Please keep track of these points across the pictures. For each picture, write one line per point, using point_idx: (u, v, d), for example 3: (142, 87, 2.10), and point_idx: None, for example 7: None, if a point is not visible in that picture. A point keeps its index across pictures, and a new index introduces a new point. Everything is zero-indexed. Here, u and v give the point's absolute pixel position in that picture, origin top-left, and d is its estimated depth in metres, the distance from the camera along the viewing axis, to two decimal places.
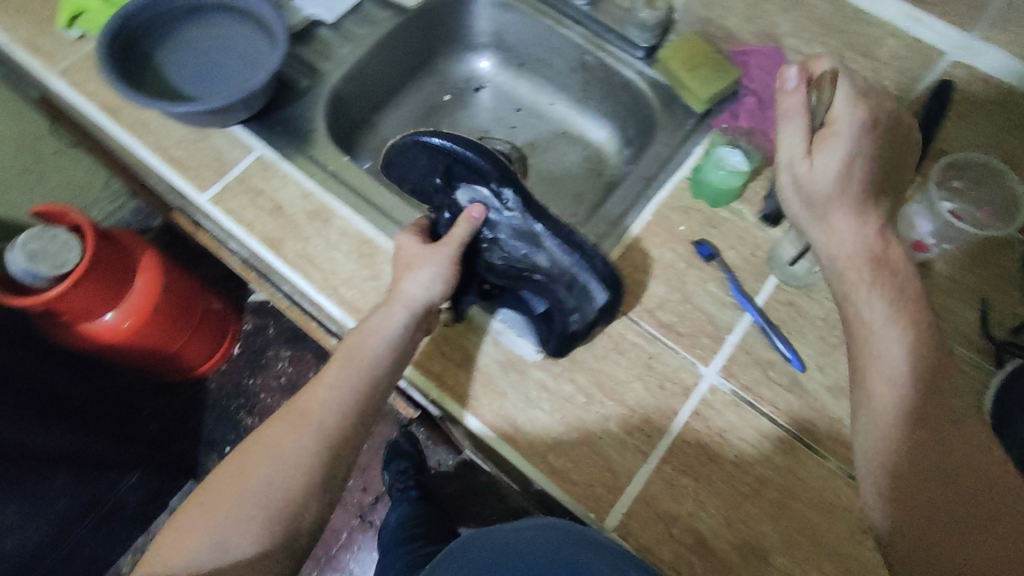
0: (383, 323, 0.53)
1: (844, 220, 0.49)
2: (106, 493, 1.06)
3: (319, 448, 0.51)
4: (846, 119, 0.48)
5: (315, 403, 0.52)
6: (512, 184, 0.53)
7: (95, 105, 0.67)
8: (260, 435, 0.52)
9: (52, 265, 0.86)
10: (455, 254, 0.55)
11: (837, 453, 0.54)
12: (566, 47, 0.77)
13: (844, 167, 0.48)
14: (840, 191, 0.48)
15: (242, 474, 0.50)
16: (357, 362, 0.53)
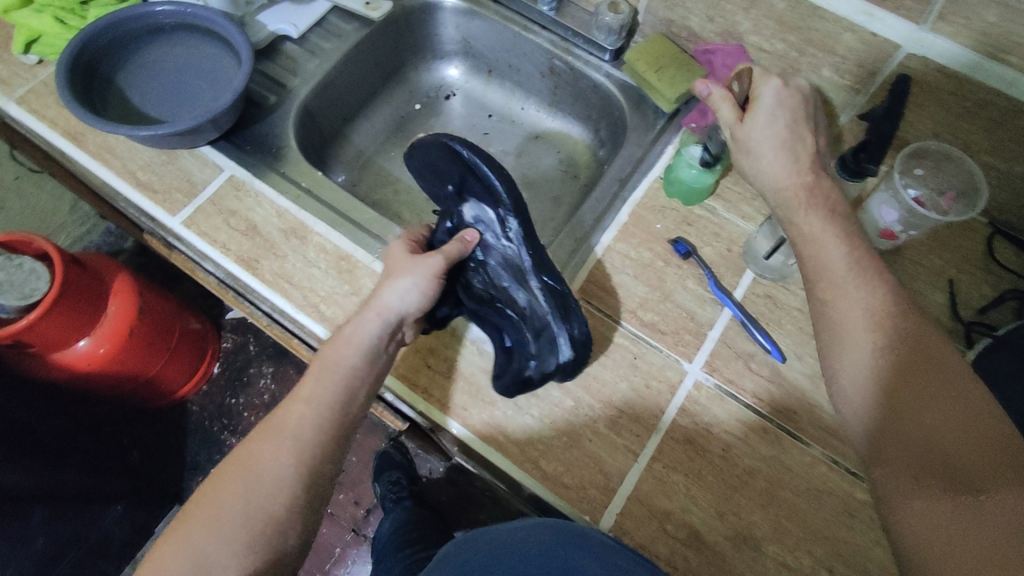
0: (359, 331, 0.51)
1: (780, 166, 0.53)
2: (87, 529, 1.04)
3: (299, 466, 0.48)
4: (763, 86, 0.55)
5: (290, 417, 0.49)
6: (519, 214, 0.55)
7: (57, 131, 0.65)
8: (233, 457, 0.48)
9: (19, 295, 0.83)
10: (436, 269, 0.54)
11: (820, 439, 0.55)
12: (534, 52, 0.77)
13: (771, 118, 0.54)
14: (772, 137, 0.54)
15: (215, 501, 0.47)
16: (333, 371, 0.51)
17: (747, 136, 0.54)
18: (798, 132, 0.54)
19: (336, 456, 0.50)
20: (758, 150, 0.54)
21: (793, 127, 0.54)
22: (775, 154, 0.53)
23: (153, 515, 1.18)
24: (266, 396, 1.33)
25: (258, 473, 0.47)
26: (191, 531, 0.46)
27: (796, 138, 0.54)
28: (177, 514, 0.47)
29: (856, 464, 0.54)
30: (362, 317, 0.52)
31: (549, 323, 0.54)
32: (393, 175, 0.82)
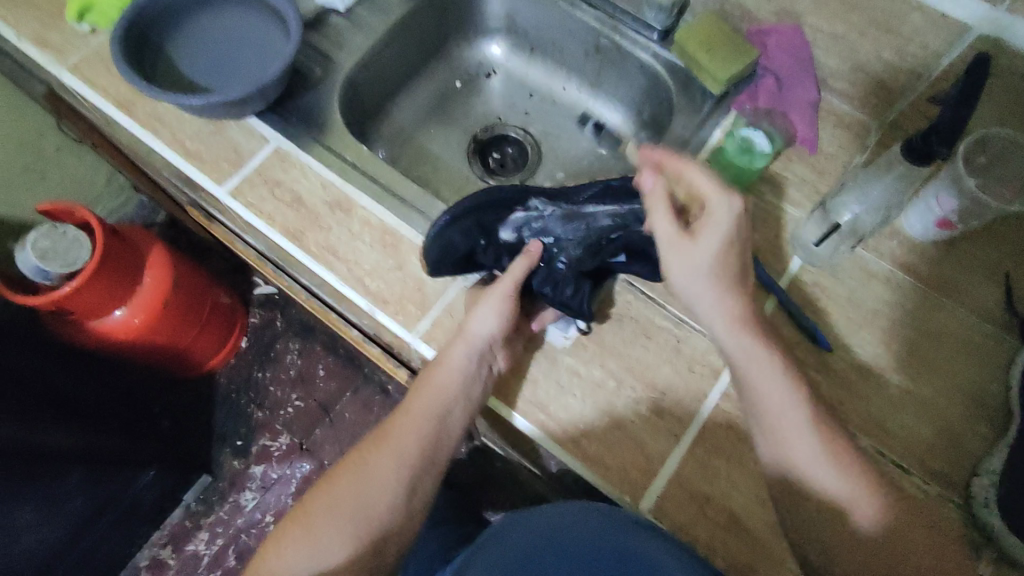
0: (450, 356, 0.53)
1: (721, 301, 0.50)
2: (121, 491, 1.06)
3: (401, 475, 0.53)
4: (721, 202, 0.50)
5: (396, 427, 0.54)
6: (528, 195, 0.57)
7: (107, 99, 0.66)
8: (347, 459, 0.55)
9: (62, 263, 0.85)
10: (508, 289, 0.54)
11: (868, 431, 0.54)
12: (581, 30, 0.76)
13: (720, 247, 0.49)
14: (714, 270, 0.50)
15: (330, 494, 0.53)
16: (430, 392, 0.54)
17: (691, 255, 0.50)
18: (744, 270, 0.51)
19: (434, 464, 0.55)
20: (700, 274, 0.50)
21: (739, 266, 0.51)
22: (712, 293, 0.50)
23: (183, 482, 1.21)
24: (293, 371, 1.35)
25: (368, 477, 0.53)
26: (315, 522, 0.52)
27: (743, 278, 0.51)
28: (296, 505, 0.54)
29: (902, 457, 0.53)
30: (452, 342, 0.54)
31: (637, 207, 0.56)
32: (431, 153, 0.81)
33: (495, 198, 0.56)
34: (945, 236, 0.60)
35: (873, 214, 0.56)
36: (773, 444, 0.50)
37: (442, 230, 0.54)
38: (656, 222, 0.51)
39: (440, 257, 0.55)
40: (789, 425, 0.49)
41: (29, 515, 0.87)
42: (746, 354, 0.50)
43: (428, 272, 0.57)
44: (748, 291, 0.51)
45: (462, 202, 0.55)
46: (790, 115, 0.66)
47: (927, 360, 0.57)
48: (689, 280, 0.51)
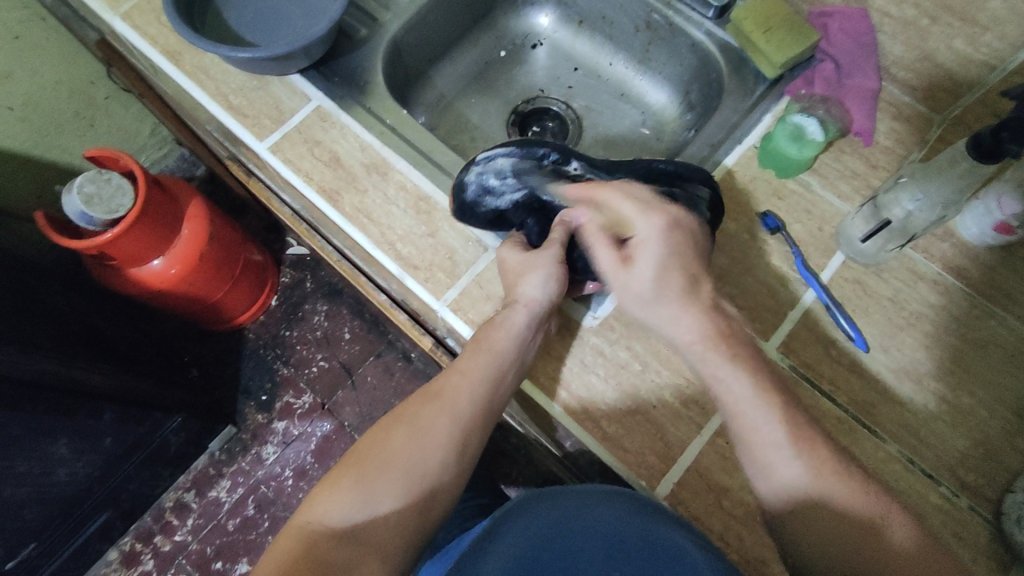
0: (509, 320, 0.52)
1: (675, 310, 0.49)
2: (150, 433, 1.10)
3: (455, 434, 0.51)
4: (644, 222, 0.50)
5: (450, 387, 0.52)
6: (572, 157, 0.57)
7: (156, 48, 0.67)
8: (399, 412, 0.52)
9: (106, 210, 0.87)
10: (558, 255, 0.54)
11: (898, 436, 0.53)
12: (633, 4, 0.73)
13: (659, 267, 0.49)
14: (663, 289, 0.49)
15: (382, 447, 0.50)
16: (486, 353, 0.52)
17: (636, 284, 0.49)
18: (694, 278, 0.49)
19: (483, 426, 0.53)
20: (654, 301, 0.49)
21: (687, 272, 0.49)
22: (675, 311, 0.48)
23: (208, 431, 1.25)
24: (319, 332, 1.38)
25: (422, 430, 0.51)
26: (366, 472, 0.49)
27: (693, 285, 0.49)
28: (344, 457, 0.51)
29: (933, 466, 0.52)
30: (508, 309, 0.53)
31: (677, 190, 0.55)
32: (470, 122, 0.80)
33: (537, 150, 0.56)
34: (1002, 242, 0.57)
35: (928, 210, 0.52)
36: (756, 462, 0.47)
37: (477, 169, 0.56)
38: (598, 257, 0.51)
39: (468, 201, 0.56)
40: (757, 420, 0.47)
41: (61, 447, 0.92)
42: (698, 350, 0.48)
43: (454, 214, 0.58)
44: (706, 297, 0.49)
45: (502, 149, 0.56)
46: (845, 104, 0.63)
47: (969, 369, 0.55)
48: (648, 309, 0.50)
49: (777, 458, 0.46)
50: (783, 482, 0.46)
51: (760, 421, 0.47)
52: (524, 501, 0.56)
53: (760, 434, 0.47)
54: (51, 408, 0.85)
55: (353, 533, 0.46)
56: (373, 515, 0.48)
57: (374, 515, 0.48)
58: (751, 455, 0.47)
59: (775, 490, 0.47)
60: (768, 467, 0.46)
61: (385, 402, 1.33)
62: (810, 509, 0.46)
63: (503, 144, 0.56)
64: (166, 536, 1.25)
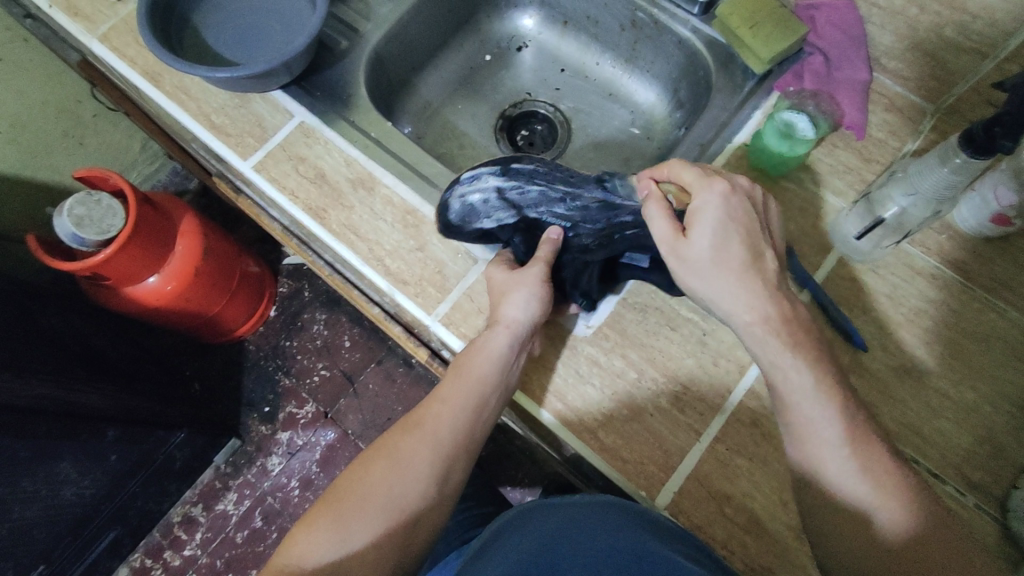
0: (490, 342, 0.51)
1: (731, 282, 0.45)
2: (155, 450, 1.10)
3: (436, 463, 0.50)
4: (706, 191, 0.47)
5: (430, 417, 0.52)
6: (559, 175, 0.55)
7: (136, 70, 0.66)
8: (377, 447, 0.52)
9: (97, 230, 0.86)
10: (543, 273, 0.53)
11: (900, 435, 0.52)
12: (617, 2, 0.72)
13: (720, 236, 0.46)
14: (722, 262, 0.45)
15: (359, 482, 0.50)
16: (468, 380, 0.51)
17: (696, 256, 0.46)
18: (757, 252, 0.46)
19: (465, 455, 0.52)
20: (715, 271, 0.46)
21: (749, 244, 0.46)
22: (728, 281, 0.45)
23: (213, 444, 1.25)
24: (319, 341, 1.37)
25: (401, 463, 0.50)
26: (342, 510, 0.48)
27: (756, 259, 0.46)
28: (322, 495, 0.50)
29: (937, 464, 0.51)
30: (491, 330, 0.52)
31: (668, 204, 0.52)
32: (458, 129, 0.79)
33: (522, 167, 0.55)
34: (1000, 233, 0.56)
35: (922, 207, 0.51)
36: (797, 428, 0.46)
37: (460, 189, 0.55)
38: (653, 225, 0.47)
39: (453, 220, 0.55)
40: (807, 402, 0.45)
41: (67, 468, 0.92)
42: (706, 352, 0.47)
43: (442, 233, 0.57)
44: (767, 272, 0.46)
45: (487, 167, 0.55)
46: (837, 98, 0.62)
47: (971, 364, 0.54)
48: (700, 279, 0.46)
49: (823, 429, 0.45)
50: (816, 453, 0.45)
51: (808, 403, 0.45)
52: (535, 506, 0.58)
53: (800, 406, 0.46)
54: (55, 431, 0.85)
55: (329, 573, 0.45)
56: (349, 551, 0.46)
57: (350, 551, 0.46)
58: (790, 433, 0.47)
59: (805, 462, 0.46)
60: (809, 446, 0.46)
61: (388, 408, 1.33)
62: (820, 495, 0.46)
63: (488, 163, 0.55)
64: (176, 551, 1.25)
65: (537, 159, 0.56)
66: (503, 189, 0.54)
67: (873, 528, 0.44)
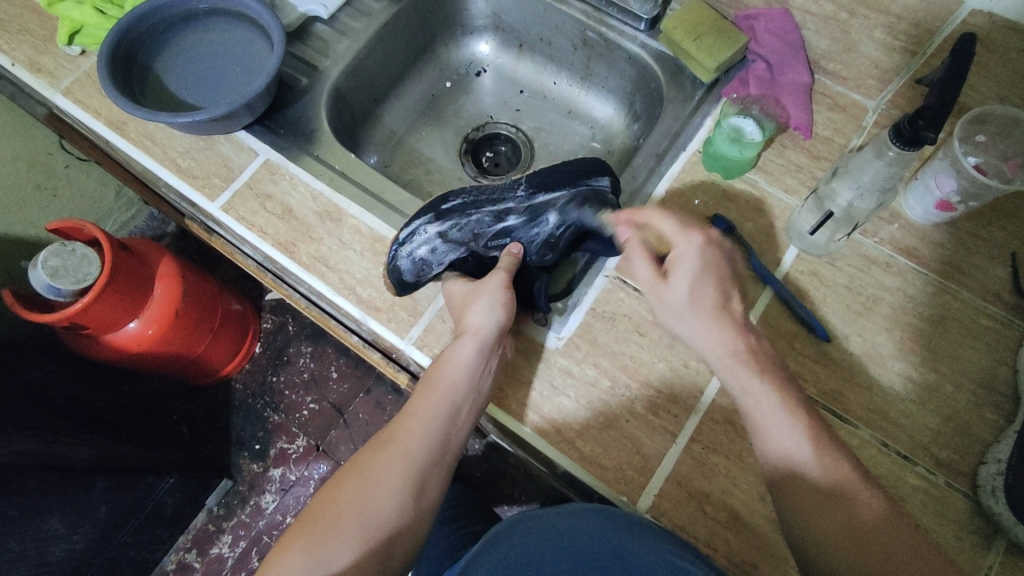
0: (458, 352, 0.52)
1: (707, 323, 0.49)
2: (145, 498, 1.09)
3: (409, 478, 0.50)
4: (683, 241, 0.50)
5: (402, 433, 0.52)
6: (485, 198, 0.58)
7: (100, 120, 0.67)
8: (351, 466, 0.52)
9: (73, 280, 0.86)
10: (503, 280, 0.56)
11: (869, 422, 0.53)
12: (567, 23, 0.75)
13: (696, 282, 0.49)
14: (698, 304, 0.49)
15: (334, 502, 0.50)
16: (438, 391, 0.52)
17: (671, 296, 0.50)
18: (728, 293, 0.50)
19: (441, 467, 0.52)
20: (688, 312, 0.50)
21: (721, 286, 0.50)
22: (698, 320, 0.49)
23: (204, 487, 1.23)
24: (306, 374, 1.37)
25: (373, 480, 0.50)
26: (318, 532, 0.48)
27: (726, 301, 0.50)
28: (297, 520, 0.50)
29: (907, 447, 0.52)
30: (459, 340, 0.53)
31: (584, 188, 0.57)
32: (424, 155, 0.81)
33: (452, 205, 0.57)
34: (946, 218, 0.58)
35: (868, 198, 0.54)
36: (756, 430, 0.48)
37: (405, 247, 0.57)
38: (636, 268, 0.52)
39: (408, 278, 0.57)
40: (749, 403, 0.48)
41: (56, 524, 0.91)
42: (723, 360, 0.49)
43: (395, 292, 0.58)
44: (738, 313, 0.50)
45: (421, 219, 0.57)
46: (781, 100, 0.64)
47: (931, 347, 0.56)
48: (679, 319, 0.50)
49: (782, 431, 0.46)
50: (775, 451, 0.47)
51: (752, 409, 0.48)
52: (526, 517, 0.60)
53: (757, 413, 0.47)
54: (43, 485, 0.85)
55: None
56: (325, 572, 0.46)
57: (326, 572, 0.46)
58: (751, 428, 0.48)
59: (770, 462, 0.47)
60: (766, 437, 0.47)
61: None
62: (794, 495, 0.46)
63: (421, 214, 0.57)
64: None
65: (461, 191, 0.58)
66: (445, 233, 0.57)
67: (851, 507, 0.44)
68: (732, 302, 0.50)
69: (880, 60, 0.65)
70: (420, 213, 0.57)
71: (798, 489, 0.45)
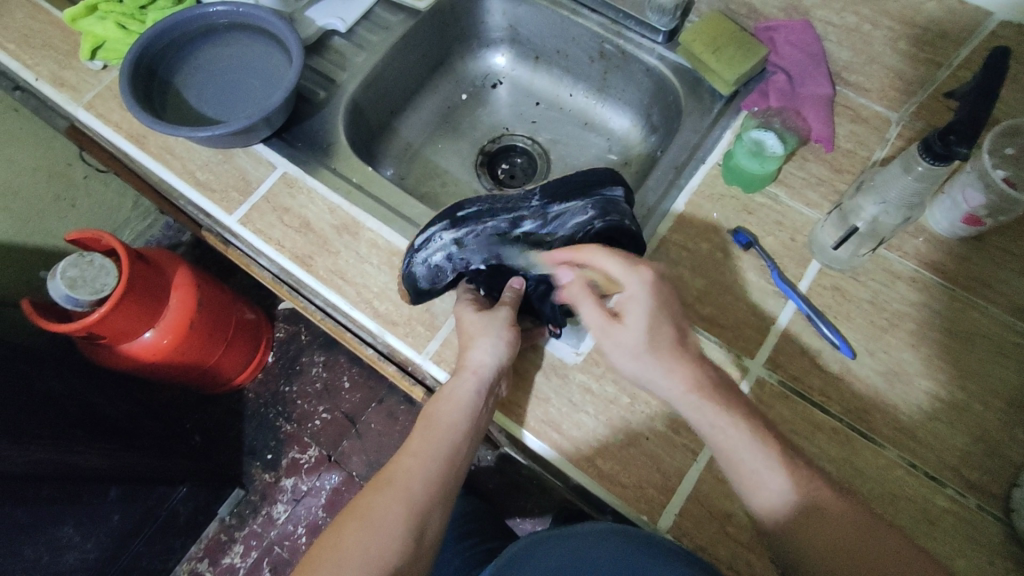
0: (459, 390, 0.52)
1: (665, 367, 0.48)
2: (157, 507, 1.09)
3: (410, 518, 0.49)
4: (632, 281, 0.49)
5: (402, 471, 0.51)
6: (500, 206, 0.57)
7: (121, 134, 0.68)
8: (351, 507, 0.50)
9: (91, 290, 0.86)
10: (508, 317, 0.55)
11: (897, 442, 0.52)
12: (584, 36, 0.75)
13: (651, 323, 0.48)
14: (654, 346, 0.48)
15: (334, 548, 0.47)
16: (438, 430, 0.52)
17: (624, 338, 0.49)
18: (683, 330, 0.50)
19: (441, 505, 0.51)
20: (644, 354, 0.48)
21: (677, 324, 0.49)
22: (655, 362, 0.48)
23: (216, 496, 1.23)
24: (319, 384, 1.37)
25: (376, 519, 0.48)
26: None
27: (682, 337, 0.49)
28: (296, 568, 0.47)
29: (936, 468, 0.51)
30: (459, 378, 0.52)
31: (600, 198, 0.56)
32: (439, 167, 0.81)
33: (468, 213, 0.56)
34: (974, 233, 0.57)
35: (893, 213, 0.53)
36: (739, 482, 0.47)
37: (421, 254, 0.56)
38: (585, 313, 0.50)
39: (424, 286, 0.57)
40: (735, 442, 0.46)
41: (69, 532, 0.91)
42: (692, 400, 0.48)
43: (411, 300, 0.58)
44: (694, 347, 0.50)
45: (437, 226, 0.56)
46: (803, 113, 0.64)
47: (960, 364, 0.54)
48: (635, 360, 0.49)
49: (761, 476, 0.46)
50: (770, 496, 0.45)
51: (741, 447, 0.46)
52: (549, 536, 0.61)
53: (743, 459, 0.46)
54: (57, 494, 0.85)
55: None
56: None
57: None
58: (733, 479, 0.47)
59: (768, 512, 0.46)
60: (749, 482, 0.46)
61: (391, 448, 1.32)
62: (808, 524, 0.45)
63: (435, 221, 0.56)
64: None
65: (477, 199, 0.57)
66: (460, 240, 0.56)
67: None
68: (687, 338, 0.50)
69: (904, 72, 0.64)
70: (435, 221, 0.56)
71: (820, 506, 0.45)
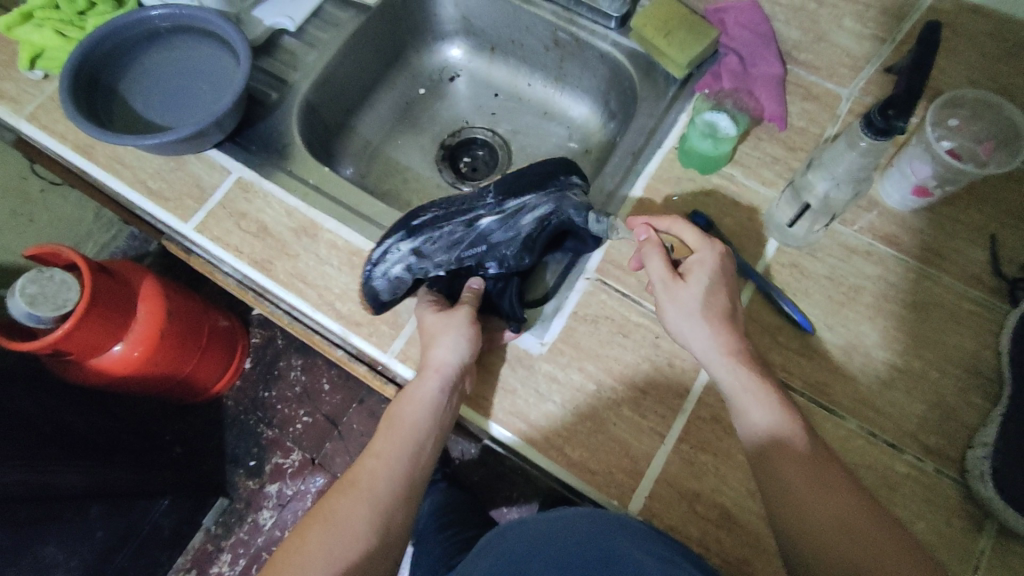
0: (420, 390, 0.52)
1: (712, 328, 0.51)
2: (139, 522, 1.07)
3: (377, 518, 0.49)
4: (706, 248, 0.53)
5: (366, 473, 0.51)
6: (455, 210, 0.58)
7: (67, 145, 0.66)
8: (316, 512, 0.49)
9: (53, 306, 0.84)
10: (468, 316, 0.55)
11: (856, 412, 0.53)
12: (538, 25, 0.74)
13: (710, 289, 0.52)
14: (710, 309, 0.51)
15: (297, 551, 0.46)
16: (401, 430, 0.53)
17: (687, 298, 0.52)
18: (732, 305, 0.52)
19: (409, 503, 0.51)
20: (699, 314, 0.51)
21: (730, 297, 0.52)
22: (705, 324, 0.51)
23: (199, 507, 1.22)
24: (298, 388, 1.36)
25: (340, 523, 0.48)
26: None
27: (732, 311, 0.52)
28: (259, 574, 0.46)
29: (895, 435, 0.52)
30: (422, 377, 0.53)
31: (555, 190, 0.58)
32: (400, 164, 0.81)
33: (422, 221, 0.57)
34: (923, 204, 0.59)
35: (843, 188, 0.54)
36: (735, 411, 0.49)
37: (379, 267, 0.57)
38: (654, 266, 0.53)
39: (386, 297, 0.57)
40: (730, 376, 0.50)
41: (52, 552, 0.89)
42: (719, 357, 0.50)
43: (373, 310, 0.58)
44: (739, 325, 0.52)
45: (393, 237, 0.57)
46: (755, 93, 0.64)
47: (915, 333, 0.56)
48: (687, 321, 0.52)
49: (758, 408, 0.48)
50: (761, 427, 0.48)
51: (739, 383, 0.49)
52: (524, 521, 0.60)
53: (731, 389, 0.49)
54: (36, 515, 0.83)
55: None
56: None
57: None
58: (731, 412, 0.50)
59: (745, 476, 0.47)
60: (743, 416, 0.49)
61: None
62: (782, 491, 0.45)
63: (391, 233, 0.57)
64: None
65: (431, 205, 0.58)
66: (418, 249, 0.57)
67: (838, 493, 0.44)
68: (736, 314, 0.52)
69: (851, 49, 0.65)
70: (391, 231, 0.57)
71: (789, 470, 0.45)
